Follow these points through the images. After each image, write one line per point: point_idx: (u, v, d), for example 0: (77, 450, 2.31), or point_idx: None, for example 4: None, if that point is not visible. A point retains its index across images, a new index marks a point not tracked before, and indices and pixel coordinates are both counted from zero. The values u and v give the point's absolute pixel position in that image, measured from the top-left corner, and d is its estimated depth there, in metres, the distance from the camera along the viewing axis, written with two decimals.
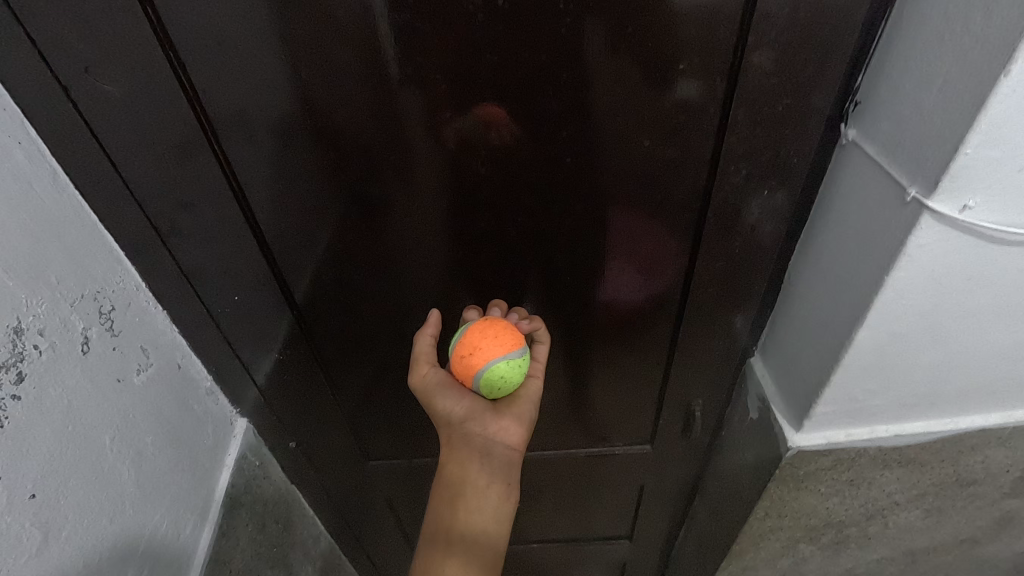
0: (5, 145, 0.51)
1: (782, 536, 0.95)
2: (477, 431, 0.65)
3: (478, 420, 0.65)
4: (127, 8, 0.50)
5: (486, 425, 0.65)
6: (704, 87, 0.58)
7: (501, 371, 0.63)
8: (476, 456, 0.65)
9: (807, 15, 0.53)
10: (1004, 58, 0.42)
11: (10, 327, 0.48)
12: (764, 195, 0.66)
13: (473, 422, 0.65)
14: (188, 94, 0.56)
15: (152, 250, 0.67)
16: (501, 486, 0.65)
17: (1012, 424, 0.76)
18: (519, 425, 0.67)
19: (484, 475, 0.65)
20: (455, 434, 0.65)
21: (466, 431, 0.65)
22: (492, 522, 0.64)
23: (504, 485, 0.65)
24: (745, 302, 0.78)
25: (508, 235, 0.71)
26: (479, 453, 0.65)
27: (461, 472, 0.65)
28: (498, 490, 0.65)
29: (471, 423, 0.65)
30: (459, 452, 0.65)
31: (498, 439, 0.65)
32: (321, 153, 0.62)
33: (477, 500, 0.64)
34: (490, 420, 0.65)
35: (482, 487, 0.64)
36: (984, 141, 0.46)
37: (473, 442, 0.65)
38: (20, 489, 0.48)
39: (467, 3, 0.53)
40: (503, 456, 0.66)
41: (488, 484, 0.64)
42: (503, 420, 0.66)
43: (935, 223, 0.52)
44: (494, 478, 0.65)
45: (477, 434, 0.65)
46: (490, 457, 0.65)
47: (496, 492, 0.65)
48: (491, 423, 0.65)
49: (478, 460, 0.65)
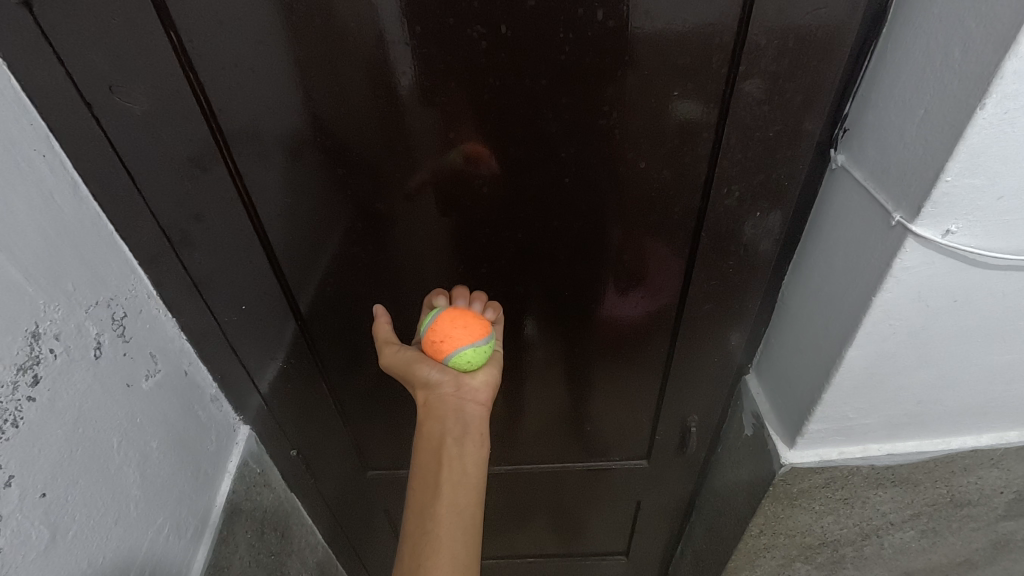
0: (31, 159, 0.54)
1: (777, 554, 0.96)
2: (449, 390, 0.66)
3: (453, 378, 0.66)
4: (151, 31, 0.53)
5: (456, 384, 0.66)
6: (696, 112, 0.60)
7: (469, 359, 0.66)
8: (451, 412, 0.65)
9: (795, 46, 0.55)
10: (978, 94, 0.45)
11: (29, 332, 0.50)
12: (757, 216, 0.68)
13: (448, 382, 0.66)
14: (205, 112, 0.59)
15: (165, 260, 0.69)
16: (477, 436, 0.65)
17: (1004, 445, 0.77)
18: (489, 384, 0.68)
19: (459, 427, 0.65)
20: (430, 396, 0.66)
21: (440, 391, 0.66)
22: (475, 466, 0.63)
23: (480, 436, 0.65)
24: (739, 320, 0.79)
25: (508, 250, 0.73)
26: (454, 410, 0.65)
27: (440, 427, 0.64)
28: (475, 440, 0.64)
29: (445, 382, 0.66)
30: (435, 409, 0.65)
31: (469, 397, 0.66)
32: (329, 169, 0.64)
33: (457, 449, 0.63)
34: (462, 380, 0.66)
35: (460, 438, 0.64)
36: (963, 170, 0.48)
37: (448, 400, 0.65)
38: (32, 488, 0.49)
39: (472, 31, 0.55)
40: (476, 411, 0.66)
41: (465, 435, 0.64)
42: (474, 381, 0.67)
43: (919, 247, 0.54)
44: (470, 430, 0.65)
45: (450, 393, 0.66)
46: (463, 412, 0.65)
47: (474, 441, 0.64)
48: (463, 382, 0.67)
49: (453, 415, 0.65)
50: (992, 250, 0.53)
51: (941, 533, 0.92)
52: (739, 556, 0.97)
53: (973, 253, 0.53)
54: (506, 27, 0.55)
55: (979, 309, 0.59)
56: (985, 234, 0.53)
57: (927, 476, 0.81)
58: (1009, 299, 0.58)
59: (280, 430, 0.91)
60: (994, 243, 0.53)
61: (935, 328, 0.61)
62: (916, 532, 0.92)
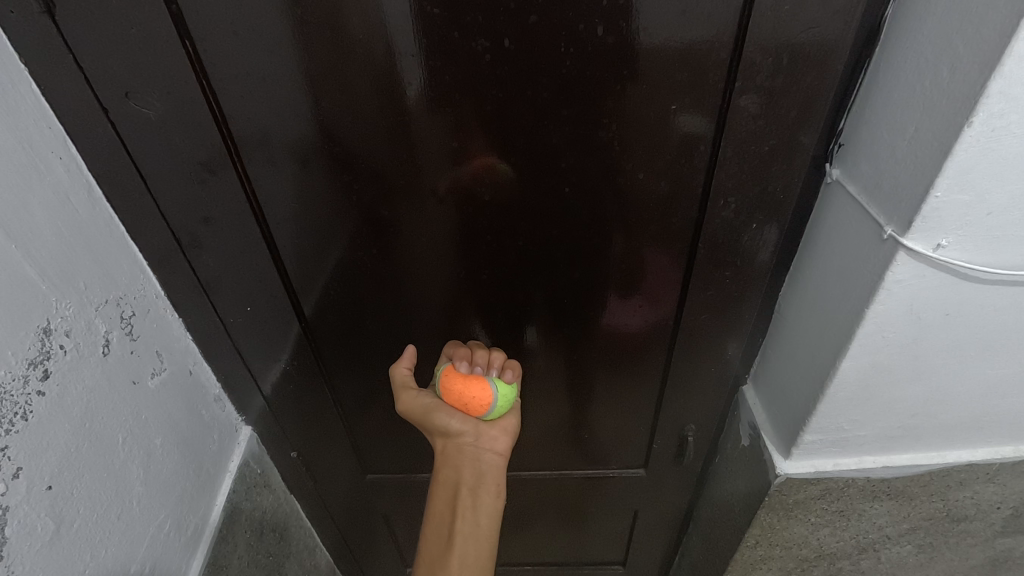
0: (47, 160, 0.56)
1: (773, 566, 0.96)
2: (467, 440, 0.71)
3: (472, 429, 0.71)
4: (168, 40, 0.55)
5: (475, 434, 0.71)
6: (693, 126, 0.62)
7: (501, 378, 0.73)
8: (468, 461, 0.70)
9: (790, 63, 0.57)
10: (966, 112, 0.46)
11: (41, 328, 0.52)
12: (753, 228, 0.69)
13: (466, 431, 0.71)
14: (217, 118, 0.60)
15: (173, 260, 0.71)
16: (491, 486, 0.70)
17: (1000, 460, 0.77)
18: (506, 433, 0.74)
19: (475, 476, 0.70)
20: (449, 444, 0.71)
21: (458, 440, 0.71)
22: (486, 516, 0.68)
23: (494, 486, 0.70)
24: (736, 330, 0.80)
25: (509, 257, 0.74)
26: (471, 459, 0.70)
27: (456, 475, 0.70)
28: (490, 490, 0.70)
29: (464, 432, 0.71)
30: (453, 457, 0.71)
31: (487, 447, 0.72)
32: (336, 176, 0.66)
33: (471, 499, 0.69)
34: (481, 430, 0.72)
35: (475, 487, 0.70)
36: (952, 185, 0.49)
37: (465, 449, 0.71)
38: (38, 481, 0.51)
39: (476, 45, 0.57)
40: (492, 460, 0.71)
41: (480, 484, 0.70)
42: (492, 431, 0.73)
43: (910, 261, 0.55)
44: (485, 480, 0.70)
45: (468, 442, 0.71)
46: (480, 462, 0.71)
47: (488, 491, 0.70)
48: (482, 432, 0.72)
49: (469, 464, 0.70)
50: (983, 264, 0.54)
51: (938, 548, 0.92)
52: (735, 567, 0.97)
53: (965, 267, 0.54)
54: (509, 41, 0.57)
55: (972, 323, 0.60)
56: (976, 249, 0.54)
57: (923, 490, 0.82)
58: (1001, 315, 0.59)
59: (281, 432, 0.92)
60: (985, 257, 0.54)
61: (929, 340, 0.62)
62: (912, 546, 0.92)
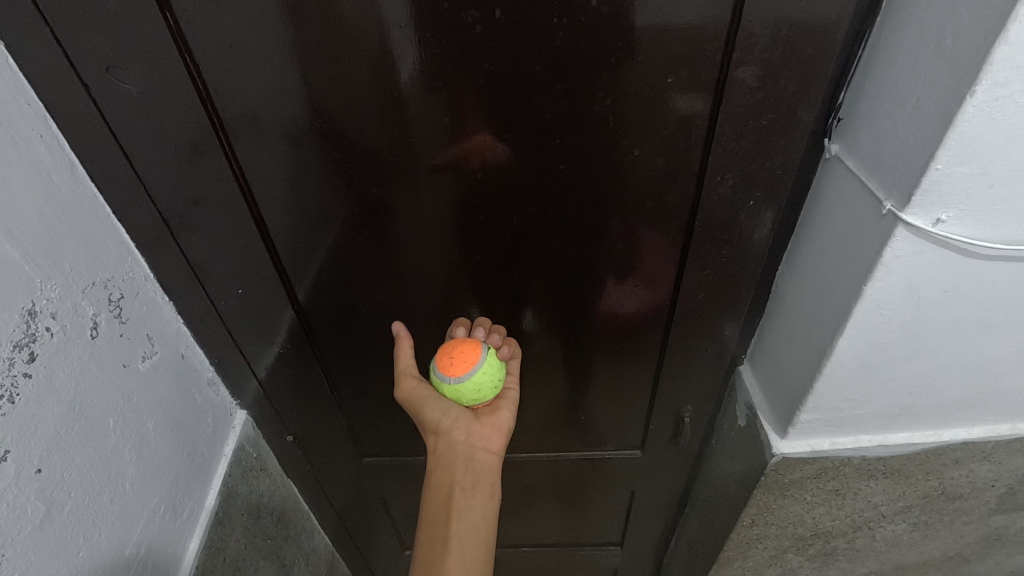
0: (27, 137, 0.54)
1: (769, 545, 0.96)
2: (459, 438, 0.72)
3: (463, 427, 0.72)
4: (149, 13, 0.53)
5: (468, 432, 0.72)
6: (690, 101, 0.61)
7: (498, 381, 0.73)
8: (461, 461, 0.71)
9: (790, 33, 0.55)
10: (969, 81, 0.45)
11: (25, 309, 0.51)
12: (750, 207, 0.68)
13: (458, 430, 0.72)
14: (202, 95, 0.59)
15: (163, 242, 0.69)
16: (486, 487, 0.71)
17: (995, 438, 0.77)
18: (499, 430, 0.75)
19: (469, 476, 0.71)
20: (441, 442, 0.72)
21: (450, 439, 0.72)
22: (483, 518, 0.69)
23: (489, 486, 0.72)
24: (733, 310, 0.80)
25: (503, 236, 0.73)
26: (464, 459, 0.71)
27: (449, 476, 0.71)
28: (484, 490, 0.71)
29: (456, 430, 0.72)
30: (445, 458, 0.71)
31: (479, 446, 0.73)
32: (327, 155, 0.65)
33: (466, 500, 0.70)
34: (473, 429, 0.73)
35: (469, 488, 0.70)
36: (953, 158, 0.48)
37: (458, 448, 0.71)
38: (26, 464, 0.50)
39: (467, 16, 0.56)
40: (485, 459, 0.73)
41: (475, 485, 0.71)
42: (484, 429, 0.74)
43: (909, 236, 0.54)
44: (479, 480, 0.71)
45: (461, 442, 0.72)
46: (473, 461, 0.72)
47: (482, 491, 0.71)
48: (474, 431, 0.73)
49: (462, 464, 0.71)
50: (984, 240, 0.54)
51: (932, 526, 0.93)
52: (730, 547, 0.98)
53: (965, 242, 0.54)
54: (500, 12, 0.55)
55: (970, 300, 0.59)
56: (975, 224, 0.53)
57: (918, 468, 0.82)
58: (1001, 292, 0.58)
59: (277, 416, 0.92)
60: (986, 232, 0.53)
61: (927, 318, 0.61)
62: (907, 525, 0.92)
